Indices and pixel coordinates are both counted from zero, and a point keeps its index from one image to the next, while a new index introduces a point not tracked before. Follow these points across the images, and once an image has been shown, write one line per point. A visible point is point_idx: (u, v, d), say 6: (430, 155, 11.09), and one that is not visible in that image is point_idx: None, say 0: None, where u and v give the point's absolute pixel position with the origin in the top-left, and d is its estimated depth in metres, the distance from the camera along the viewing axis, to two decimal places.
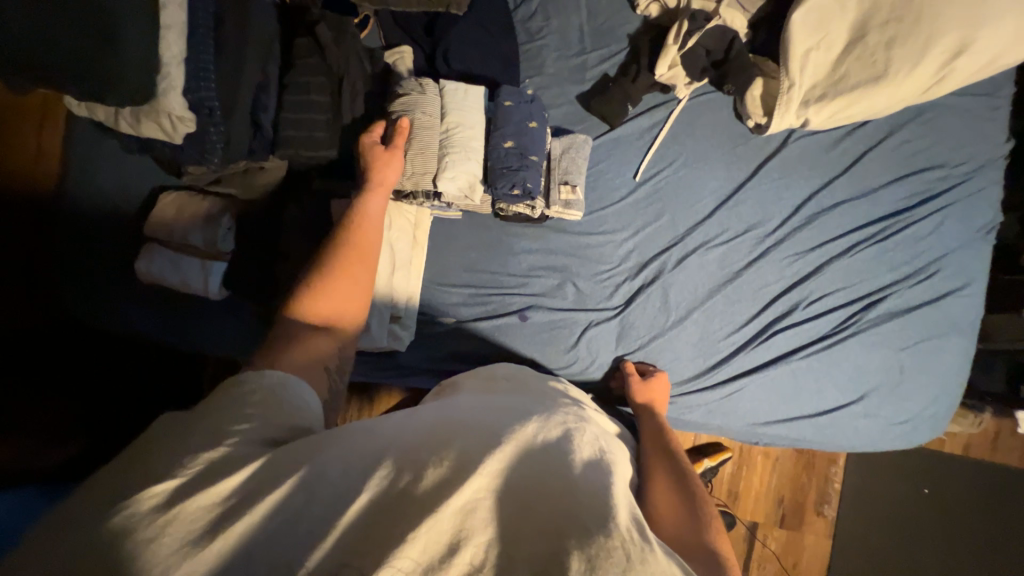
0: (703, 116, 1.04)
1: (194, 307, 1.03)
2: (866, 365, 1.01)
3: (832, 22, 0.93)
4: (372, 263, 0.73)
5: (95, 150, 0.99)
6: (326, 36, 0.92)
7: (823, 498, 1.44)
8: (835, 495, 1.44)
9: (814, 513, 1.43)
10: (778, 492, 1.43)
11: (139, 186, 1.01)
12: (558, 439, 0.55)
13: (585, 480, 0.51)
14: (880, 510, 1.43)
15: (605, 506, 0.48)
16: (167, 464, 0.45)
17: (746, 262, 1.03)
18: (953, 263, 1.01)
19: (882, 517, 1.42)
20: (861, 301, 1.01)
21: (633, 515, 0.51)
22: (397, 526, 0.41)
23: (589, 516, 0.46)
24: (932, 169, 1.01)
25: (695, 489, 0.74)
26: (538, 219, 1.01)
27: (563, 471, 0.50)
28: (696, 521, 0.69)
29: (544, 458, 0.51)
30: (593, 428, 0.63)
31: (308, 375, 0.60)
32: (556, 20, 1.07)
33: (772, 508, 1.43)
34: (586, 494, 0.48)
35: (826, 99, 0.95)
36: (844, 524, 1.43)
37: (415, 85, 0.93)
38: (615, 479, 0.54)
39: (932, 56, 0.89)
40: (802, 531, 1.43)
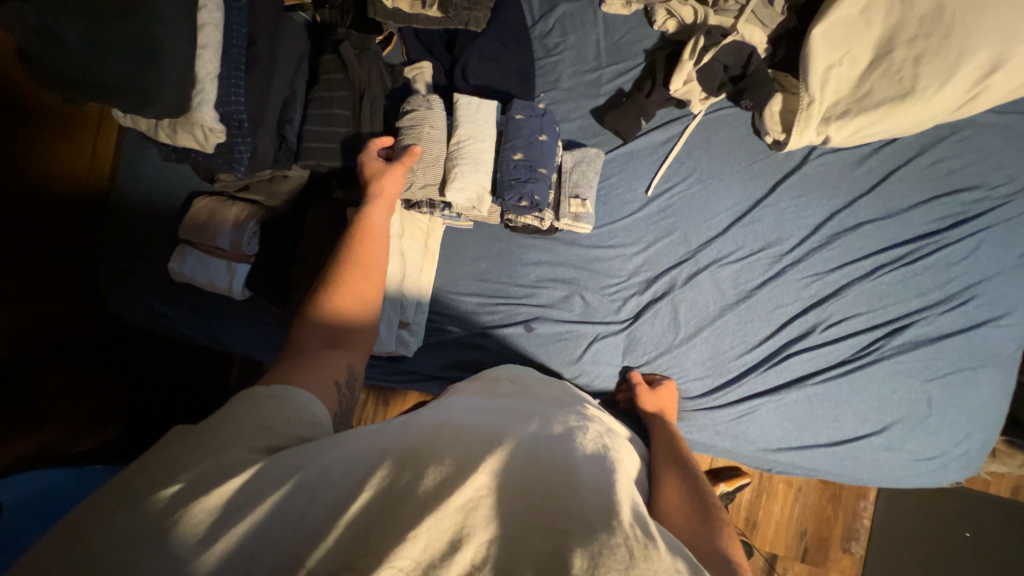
0: (719, 132, 1.02)
1: (221, 308, 1.10)
2: (890, 396, 0.94)
3: (858, 35, 0.88)
4: (377, 279, 0.77)
5: (142, 159, 1.08)
6: (350, 54, 0.98)
7: (850, 534, 1.35)
8: (864, 532, 1.35)
9: (841, 550, 1.35)
10: (800, 523, 1.36)
11: (178, 191, 1.09)
12: (559, 444, 0.54)
13: (589, 480, 0.50)
14: (909, 549, 1.32)
15: (607, 505, 0.46)
16: (171, 471, 0.44)
17: (761, 280, 1.00)
18: (991, 290, 0.93)
19: (913, 558, 1.32)
20: (885, 327, 0.95)
21: (634, 512, 0.49)
22: (397, 527, 0.40)
23: (593, 511, 0.45)
24: (968, 190, 0.94)
25: (711, 501, 0.73)
26: (546, 230, 1.03)
27: (566, 472, 0.49)
28: (711, 528, 0.67)
29: (547, 458, 0.51)
30: (596, 429, 0.64)
31: (318, 389, 0.59)
32: (573, 37, 1.08)
33: (794, 541, 1.36)
34: (590, 493, 0.47)
35: (848, 116, 0.90)
36: (872, 562, 1.34)
37: (423, 101, 0.96)
38: (619, 478, 0.54)
39: (964, 73, 0.83)
40: (826, 568, 1.35)
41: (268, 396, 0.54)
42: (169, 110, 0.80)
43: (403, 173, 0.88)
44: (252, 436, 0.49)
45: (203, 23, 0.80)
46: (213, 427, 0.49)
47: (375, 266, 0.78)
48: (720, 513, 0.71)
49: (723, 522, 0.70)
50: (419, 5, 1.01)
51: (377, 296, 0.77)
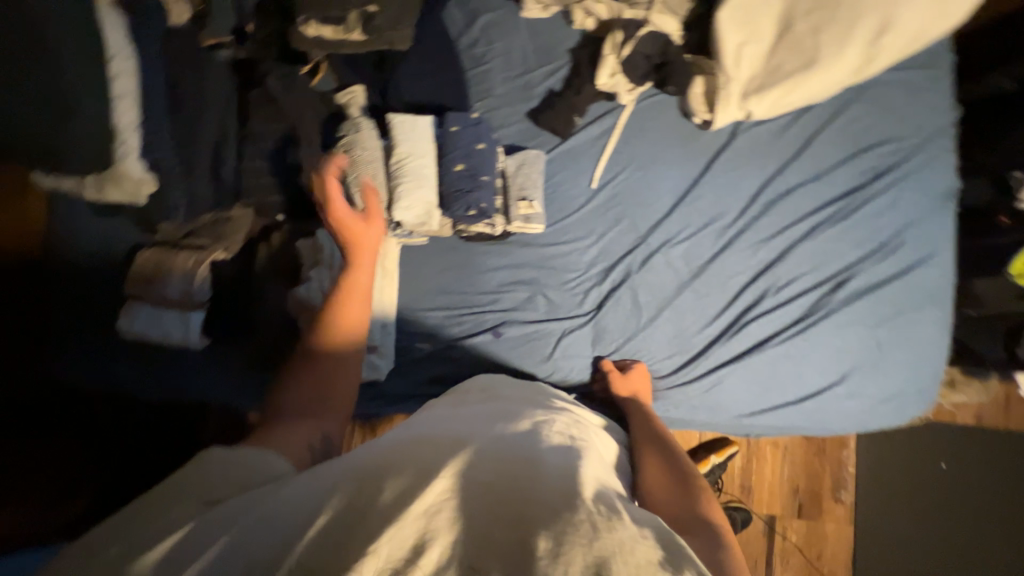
0: (652, 119, 1.06)
1: (182, 360, 1.06)
2: (843, 346, 0.99)
3: (761, 14, 0.94)
4: (357, 341, 0.74)
5: (71, 217, 1.02)
6: (276, 87, 0.98)
7: (838, 484, 1.54)
8: (849, 480, 1.54)
9: (832, 500, 1.53)
10: (793, 481, 1.53)
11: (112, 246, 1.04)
12: (523, 441, 0.55)
13: (554, 469, 0.51)
14: (885, 482, 1.54)
15: (570, 488, 0.48)
16: (108, 541, 0.43)
17: (711, 254, 1.04)
18: (916, 234, 1.00)
19: (888, 487, 1.54)
20: (829, 282, 1.00)
21: (601, 491, 0.51)
22: (356, 543, 0.39)
23: (557, 498, 0.45)
24: (881, 145, 1.01)
25: (688, 471, 0.74)
26: (500, 235, 1.04)
27: (530, 464, 0.50)
28: (690, 499, 0.68)
29: (513, 457, 0.51)
30: (561, 421, 0.65)
31: (288, 449, 0.59)
32: (499, 45, 1.10)
33: (789, 500, 1.52)
34: (554, 479, 0.48)
35: (763, 90, 0.95)
36: (858, 504, 1.54)
37: (350, 125, 0.97)
38: (585, 463, 0.55)
39: (857, 39, 0.90)
40: (822, 519, 1.53)
41: (224, 454, 0.54)
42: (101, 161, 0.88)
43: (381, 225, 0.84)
44: (201, 492, 0.49)
45: None
46: (158, 492, 0.49)
47: (357, 328, 0.74)
48: (698, 482, 0.73)
49: (702, 490, 0.71)
50: (343, 29, 1.02)
51: (356, 362, 0.73)
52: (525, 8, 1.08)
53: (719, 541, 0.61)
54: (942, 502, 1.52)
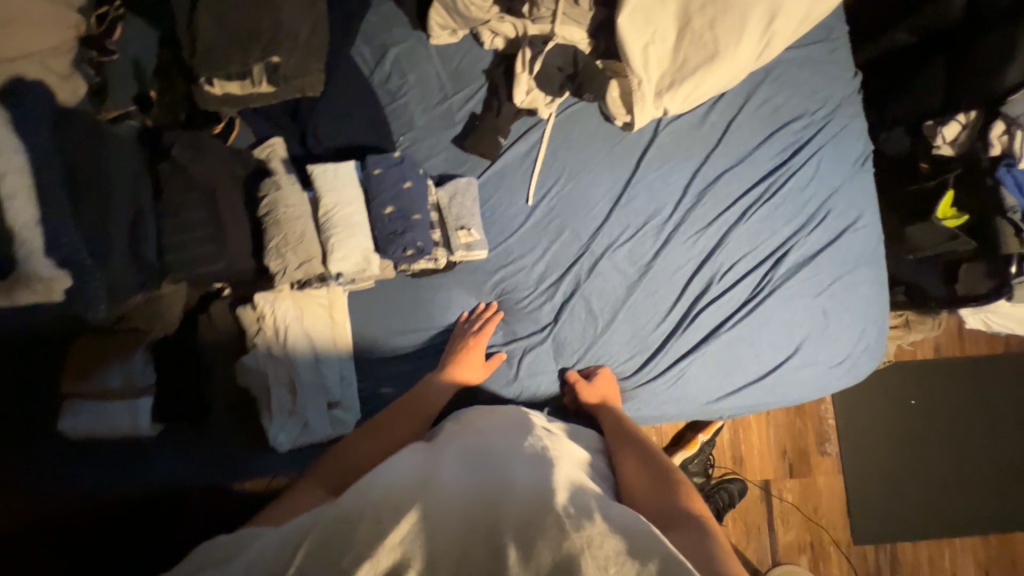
0: (575, 128, 1.07)
1: (138, 449, 1.01)
2: (792, 319, 1.02)
3: (658, 13, 0.95)
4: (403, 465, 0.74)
5: None
6: (186, 157, 0.95)
7: (823, 438, 1.59)
8: (832, 431, 1.60)
9: (819, 455, 1.58)
10: (780, 444, 1.57)
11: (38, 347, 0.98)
12: (500, 472, 0.63)
13: (526, 486, 0.58)
14: (864, 426, 1.61)
15: (543, 500, 0.55)
16: None
17: (654, 251, 1.05)
18: (841, 200, 1.04)
19: (869, 431, 1.61)
20: (769, 260, 1.03)
21: (572, 494, 0.59)
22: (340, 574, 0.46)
23: (535, 517, 0.53)
24: (795, 121, 1.05)
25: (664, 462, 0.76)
26: (445, 267, 1.04)
27: (506, 490, 0.58)
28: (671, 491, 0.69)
29: (492, 492, 0.58)
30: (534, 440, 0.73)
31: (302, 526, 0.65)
32: (413, 76, 1.09)
33: (779, 462, 1.56)
34: (526, 497, 0.56)
35: (675, 86, 0.97)
36: (845, 454, 1.59)
37: (270, 184, 0.94)
38: (556, 472, 0.63)
39: (750, 28, 0.93)
40: (813, 474, 1.58)
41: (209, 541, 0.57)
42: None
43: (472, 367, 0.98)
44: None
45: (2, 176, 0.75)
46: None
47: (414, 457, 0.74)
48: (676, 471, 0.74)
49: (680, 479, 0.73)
50: (249, 83, 1.00)
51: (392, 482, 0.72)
52: (432, 35, 1.06)
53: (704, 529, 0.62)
54: (912, 431, 1.62)
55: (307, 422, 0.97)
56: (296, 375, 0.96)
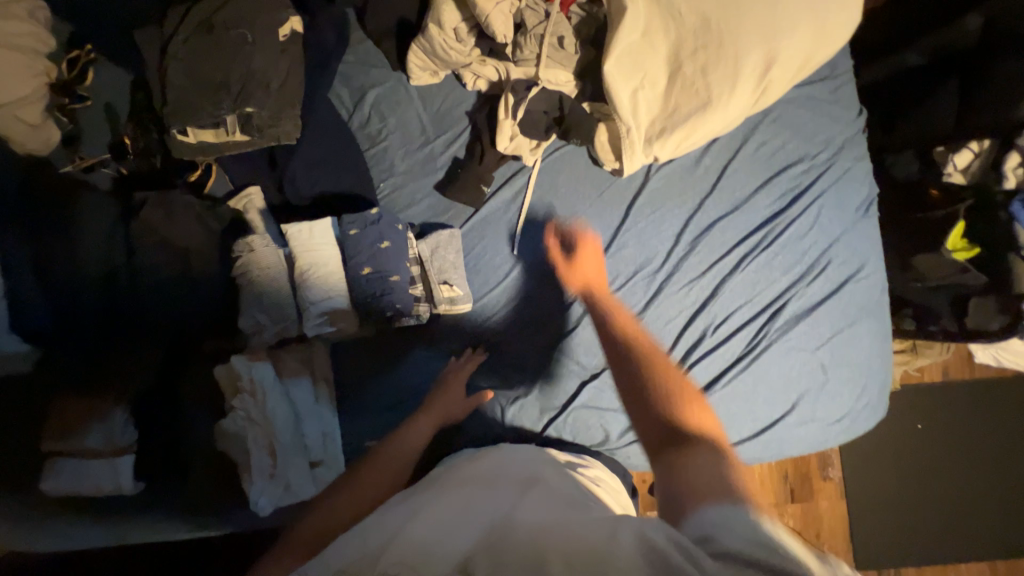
0: (561, 174, 1.03)
1: (121, 507, 0.99)
2: (789, 374, 0.98)
3: (646, 59, 0.89)
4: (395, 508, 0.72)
5: None
6: (156, 219, 0.93)
7: (827, 462, 1.54)
8: (836, 456, 1.55)
9: (822, 479, 1.53)
10: (782, 469, 1.52)
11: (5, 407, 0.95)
12: (484, 509, 0.64)
13: (511, 515, 0.60)
14: (870, 451, 1.56)
15: (522, 522, 0.57)
16: None
17: (645, 302, 0.99)
18: (843, 249, 0.99)
19: (875, 457, 1.56)
20: (766, 311, 0.99)
21: (550, 514, 0.59)
22: None
23: (516, 533, 0.55)
24: (794, 165, 0.99)
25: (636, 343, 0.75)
26: (427, 322, 1.01)
27: (488, 522, 0.60)
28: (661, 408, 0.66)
29: (481, 519, 0.61)
30: (520, 478, 0.73)
31: None
32: (393, 119, 1.05)
33: (782, 486, 1.51)
34: (510, 521, 0.58)
35: (665, 134, 0.92)
36: (848, 481, 1.55)
37: (243, 245, 0.93)
38: (537, 502, 0.63)
39: (745, 76, 0.88)
40: (816, 498, 1.53)
41: None
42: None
43: (456, 398, 0.98)
44: None
45: None
46: None
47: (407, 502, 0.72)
48: (654, 359, 0.73)
49: (660, 368, 0.71)
50: (223, 131, 0.95)
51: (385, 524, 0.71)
52: (412, 77, 1.01)
53: (708, 448, 0.59)
54: (919, 460, 1.57)
55: (289, 484, 0.95)
56: (275, 440, 0.94)
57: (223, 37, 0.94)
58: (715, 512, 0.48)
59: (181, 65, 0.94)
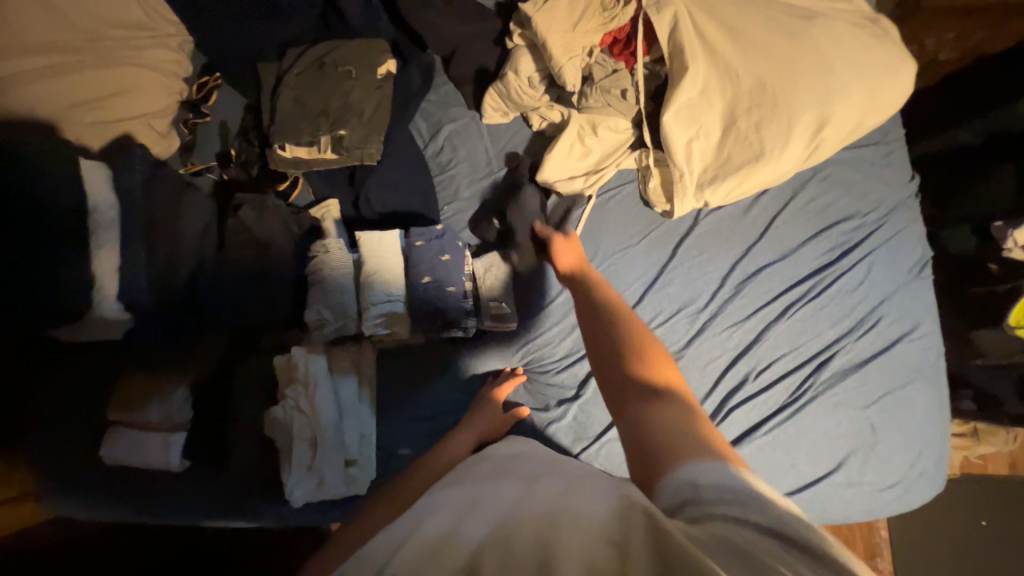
0: (611, 212, 1.08)
1: (165, 485, 1.04)
2: (835, 431, 0.95)
3: (702, 113, 0.97)
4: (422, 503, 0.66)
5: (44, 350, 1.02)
6: (250, 218, 1.04)
7: (874, 550, 1.43)
8: (885, 545, 1.44)
9: (869, 569, 1.42)
10: None
11: (81, 372, 1.02)
12: (492, 504, 0.59)
13: (521, 512, 0.55)
14: (928, 543, 1.43)
15: (530, 521, 0.52)
16: None
17: (686, 339, 1.00)
18: (894, 307, 0.99)
19: (934, 551, 1.42)
20: (811, 362, 0.98)
21: (564, 509, 0.54)
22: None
23: (525, 530, 0.50)
24: (843, 221, 1.02)
25: (610, 307, 0.82)
26: (472, 335, 1.07)
27: (496, 518, 0.55)
28: (629, 353, 0.72)
29: (492, 511, 0.57)
30: (532, 473, 0.68)
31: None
32: (463, 151, 1.17)
33: None
34: (520, 519, 0.53)
35: (716, 181, 0.98)
36: None
37: (320, 247, 1.03)
38: (547, 496, 0.58)
39: (797, 134, 0.94)
40: None
41: None
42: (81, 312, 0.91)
43: (494, 409, 0.99)
44: None
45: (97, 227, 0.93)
46: None
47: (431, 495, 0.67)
48: (623, 317, 0.80)
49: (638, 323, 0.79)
50: (316, 149, 1.08)
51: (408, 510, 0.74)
52: (486, 116, 1.14)
53: (672, 394, 0.65)
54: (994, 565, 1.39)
55: (322, 480, 0.98)
56: (319, 434, 0.97)
57: (332, 73, 1.10)
58: (690, 468, 0.52)
59: (291, 94, 1.10)
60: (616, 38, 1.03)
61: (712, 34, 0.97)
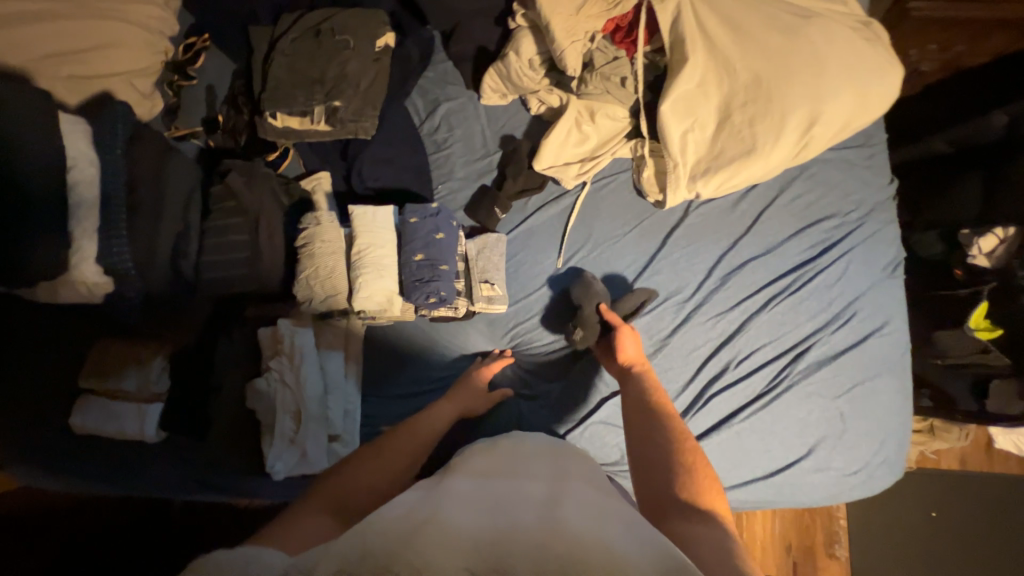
0: (604, 200, 1.10)
1: (139, 456, 1.01)
2: (808, 418, 0.99)
3: (698, 104, 0.99)
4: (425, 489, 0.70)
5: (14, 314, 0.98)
6: (239, 183, 1.01)
7: (832, 539, 1.51)
8: (843, 533, 1.51)
9: (827, 556, 1.50)
10: (785, 539, 1.49)
11: (55, 338, 0.99)
12: (515, 505, 0.62)
13: (548, 521, 0.58)
14: (883, 532, 1.51)
15: (559, 533, 0.55)
16: None
17: (671, 328, 1.03)
18: (868, 303, 1.04)
19: (887, 539, 1.50)
20: (788, 353, 1.02)
21: (590, 529, 0.57)
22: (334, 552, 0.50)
23: (554, 540, 0.53)
24: (825, 219, 1.06)
25: (663, 409, 0.86)
26: (462, 316, 1.07)
27: (521, 520, 0.57)
28: (678, 474, 0.75)
29: (518, 514, 0.59)
30: (553, 481, 0.72)
31: (309, 530, 0.64)
32: (459, 130, 1.16)
33: (783, 555, 1.49)
34: (547, 527, 0.56)
35: (709, 173, 1.00)
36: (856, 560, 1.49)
37: (312, 219, 1.02)
38: (573, 511, 0.61)
39: (789, 130, 0.96)
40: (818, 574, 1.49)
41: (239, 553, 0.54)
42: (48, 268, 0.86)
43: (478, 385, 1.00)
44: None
45: (74, 184, 0.88)
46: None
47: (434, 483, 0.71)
48: (674, 425, 0.83)
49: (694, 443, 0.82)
50: (309, 119, 1.06)
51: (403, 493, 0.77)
52: (484, 96, 1.13)
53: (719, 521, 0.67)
54: (941, 553, 1.48)
55: (306, 452, 0.96)
56: (304, 407, 0.96)
57: (328, 41, 1.07)
58: None
59: (284, 60, 1.07)
60: (616, 26, 1.04)
61: (712, 27, 0.98)
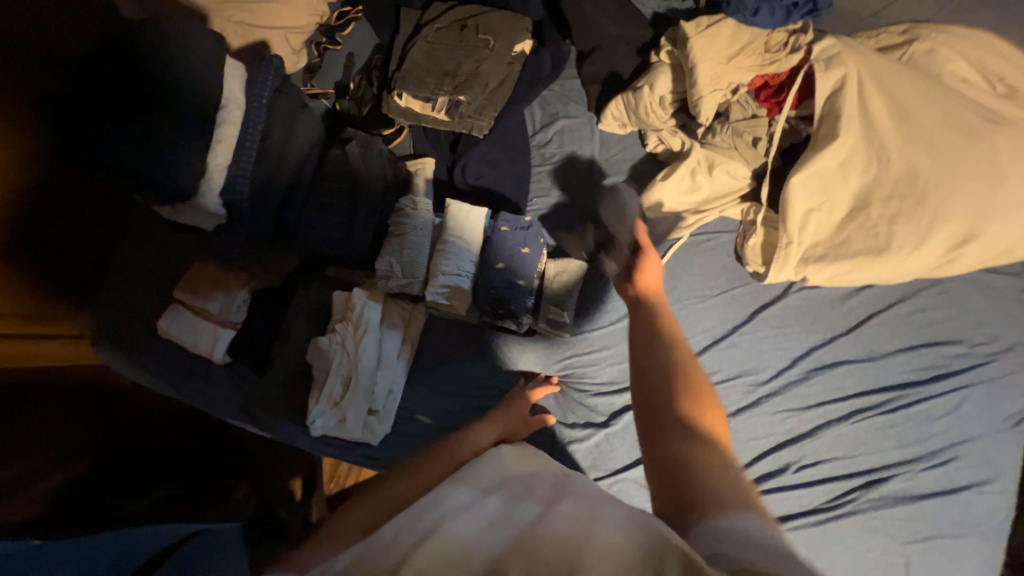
0: (698, 258, 1.01)
1: (198, 375, 1.06)
2: (865, 554, 0.88)
3: (836, 186, 0.91)
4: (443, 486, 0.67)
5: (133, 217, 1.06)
6: (354, 152, 1.07)
7: None
8: None
9: None
10: None
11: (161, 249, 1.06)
12: (513, 504, 0.59)
13: (544, 519, 0.54)
14: None
15: (553, 531, 0.51)
16: None
17: (735, 408, 0.94)
18: (974, 451, 0.91)
19: None
20: (862, 477, 0.91)
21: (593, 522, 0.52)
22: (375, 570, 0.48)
23: (547, 539, 0.50)
24: (947, 343, 0.94)
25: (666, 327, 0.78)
26: (524, 331, 1.06)
27: (517, 520, 0.54)
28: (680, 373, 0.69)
29: (516, 512, 0.56)
30: (558, 481, 0.67)
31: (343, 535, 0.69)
32: (569, 149, 1.14)
33: None
34: (541, 528, 0.52)
35: (825, 260, 0.91)
36: None
37: (409, 203, 1.05)
38: (574, 507, 0.57)
39: (934, 242, 0.87)
40: None
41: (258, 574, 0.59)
42: (179, 190, 0.89)
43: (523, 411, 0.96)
44: None
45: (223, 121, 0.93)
46: None
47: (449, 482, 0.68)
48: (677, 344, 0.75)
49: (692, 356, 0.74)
50: (430, 106, 1.10)
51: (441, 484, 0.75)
52: (603, 121, 1.10)
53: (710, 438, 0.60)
54: None
55: (344, 418, 1.00)
56: (353, 377, 0.99)
57: (471, 37, 1.11)
58: (729, 517, 0.48)
59: (426, 46, 1.10)
60: (766, 82, 0.99)
61: (877, 107, 0.91)
